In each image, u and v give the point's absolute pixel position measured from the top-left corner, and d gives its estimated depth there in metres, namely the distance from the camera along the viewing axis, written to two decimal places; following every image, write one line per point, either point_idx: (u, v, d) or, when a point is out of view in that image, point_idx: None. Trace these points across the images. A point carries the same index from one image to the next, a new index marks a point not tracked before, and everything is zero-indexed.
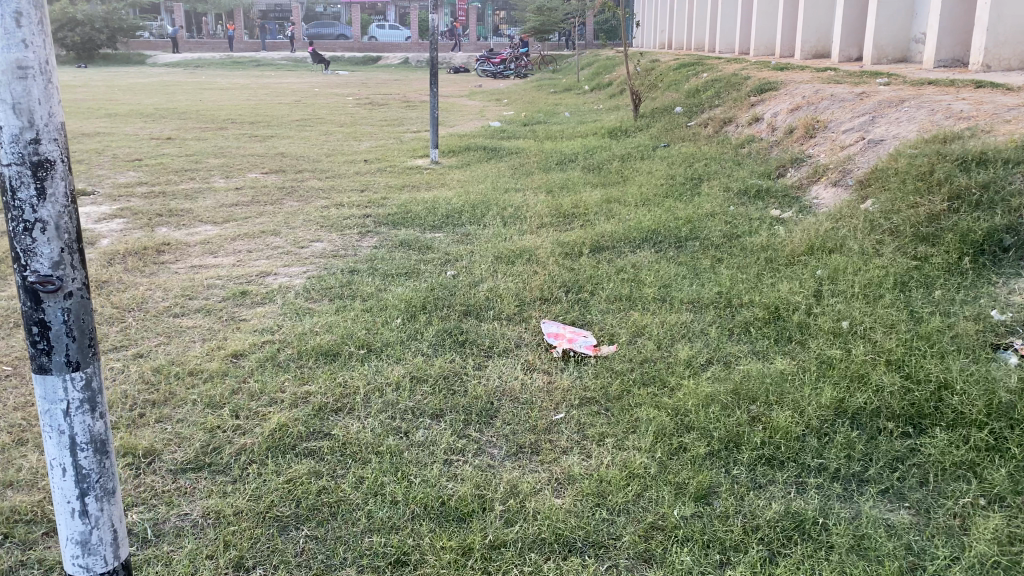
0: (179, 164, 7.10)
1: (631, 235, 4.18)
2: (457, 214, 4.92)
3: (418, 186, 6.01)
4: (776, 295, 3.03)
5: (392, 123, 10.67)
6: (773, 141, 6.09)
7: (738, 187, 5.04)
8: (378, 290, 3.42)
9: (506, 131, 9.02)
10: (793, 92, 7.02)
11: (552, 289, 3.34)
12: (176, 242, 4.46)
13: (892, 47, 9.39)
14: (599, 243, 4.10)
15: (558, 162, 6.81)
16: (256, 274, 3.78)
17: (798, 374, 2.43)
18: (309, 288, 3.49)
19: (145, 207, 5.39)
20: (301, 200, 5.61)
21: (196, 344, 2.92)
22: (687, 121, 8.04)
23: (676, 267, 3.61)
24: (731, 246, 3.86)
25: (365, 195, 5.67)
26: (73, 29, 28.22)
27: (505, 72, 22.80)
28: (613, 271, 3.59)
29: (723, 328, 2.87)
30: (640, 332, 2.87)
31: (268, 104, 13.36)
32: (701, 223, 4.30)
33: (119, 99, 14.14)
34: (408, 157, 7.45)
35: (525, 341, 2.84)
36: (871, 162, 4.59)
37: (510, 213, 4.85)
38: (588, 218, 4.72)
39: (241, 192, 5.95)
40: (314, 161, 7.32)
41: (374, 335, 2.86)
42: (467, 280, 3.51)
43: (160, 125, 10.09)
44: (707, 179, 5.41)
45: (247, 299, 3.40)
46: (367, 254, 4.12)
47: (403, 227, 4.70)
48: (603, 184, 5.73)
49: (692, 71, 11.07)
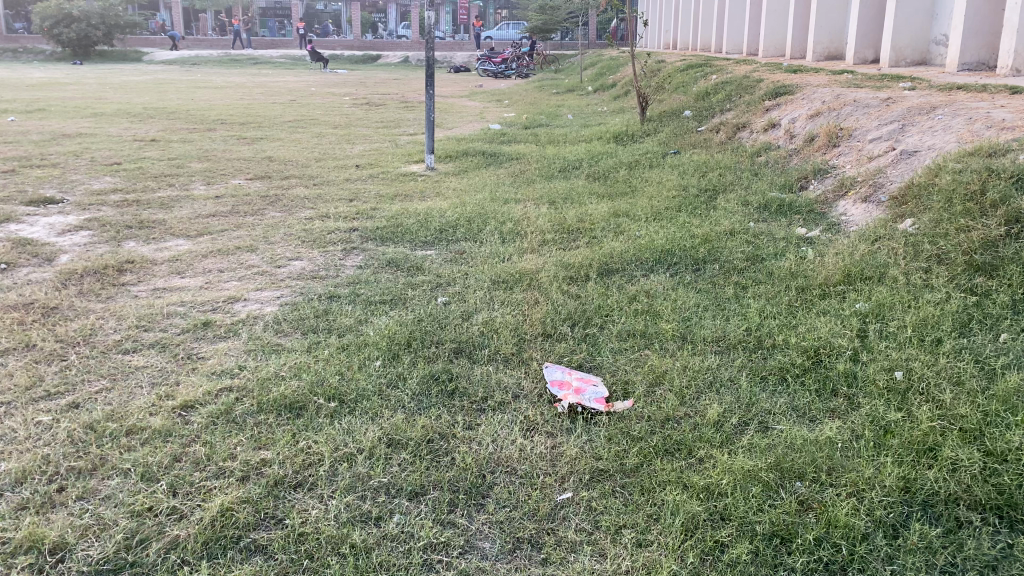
0: (160, 168, 6.71)
1: (643, 256, 3.78)
2: (450, 228, 4.51)
3: (411, 195, 5.62)
4: (814, 336, 2.64)
5: (389, 124, 10.28)
6: (792, 149, 5.69)
7: (757, 201, 4.64)
8: (358, 322, 3.01)
9: (506, 135, 8.63)
10: (811, 97, 6.61)
11: (556, 322, 2.94)
12: (142, 259, 4.06)
13: (911, 50, 9.00)
14: (607, 264, 3.70)
15: (561, 169, 6.40)
16: (225, 300, 3.38)
17: (850, 441, 2.03)
18: (280, 319, 3.08)
19: (115, 218, 4.99)
20: (285, 210, 5.21)
21: (143, 390, 2.51)
22: (697, 126, 7.64)
23: (695, 295, 3.22)
24: (757, 271, 3.46)
25: (353, 206, 5.27)
26: (69, 26, 27.99)
27: (506, 72, 22.42)
28: (624, 300, 3.19)
29: (755, 376, 2.48)
30: (658, 380, 2.47)
31: (261, 104, 12.99)
32: (719, 242, 3.90)
33: (107, 97, 13.81)
34: (402, 162, 7.06)
35: (524, 389, 2.44)
36: (905, 176, 4.18)
37: (508, 228, 4.45)
38: (593, 234, 4.33)
39: (221, 200, 5.55)
40: (302, 166, 6.92)
41: (348, 382, 2.45)
42: (459, 310, 3.11)
43: (146, 126, 9.72)
44: (723, 191, 5.01)
45: (209, 332, 3.00)
46: (350, 275, 3.72)
47: (391, 243, 4.30)
48: (610, 196, 5.33)
49: (700, 72, 10.67)
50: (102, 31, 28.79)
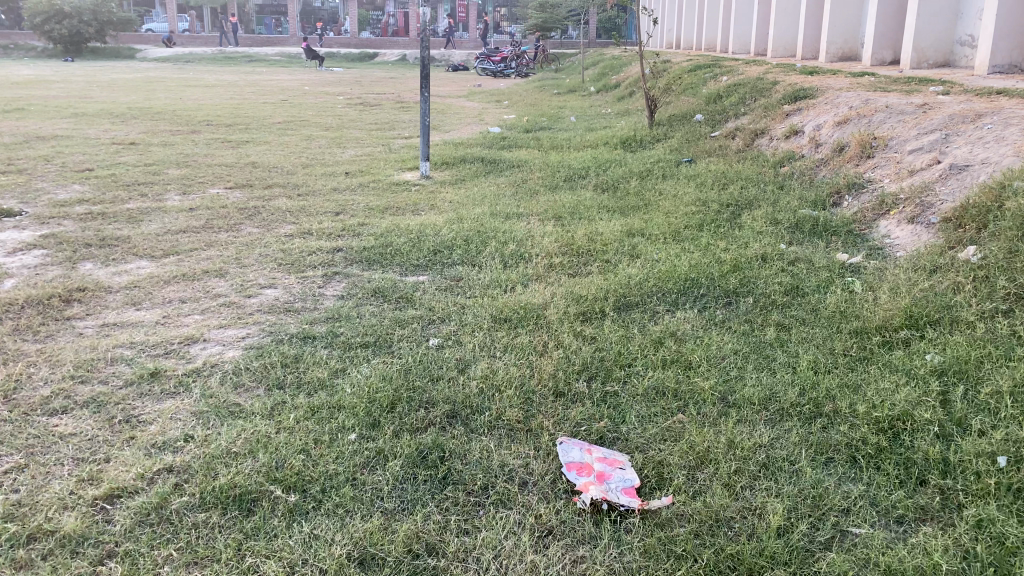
0: (134, 175, 6.23)
1: (665, 287, 3.31)
2: (446, 249, 4.03)
3: (404, 208, 5.13)
4: (887, 401, 2.17)
5: (383, 127, 9.81)
6: (819, 159, 5.22)
7: (787, 219, 4.17)
8: (334, 374, 2.53)
9: (506, 139, 8.16)
10: (835, 101, 6.14)
11: (569, 376, 2.47)
12: (96, 285, 3.58)
13: (934, 51, 8.54)
14: (625, 294, 3.23)
15: (566, 179, 5.92)
16: (181, 340, 2.90)
17: (960, 564, 1.58)
18: (242, 370, 2.60)
19: (75, 234, 4.51)
20: (263, 225, 4.72)
21: (63, 470, 2.03)
22: (710, 131, 7.18)
23: (731, 339, 2.76)
24: (800, 309, 3.00)
25: (339, 221, 4.79)
26: (61, 22, 27.52)
27: (505, 71, 21.93)
28: (649, 344, 2.72)
29: (819, 458, 2.02)
30: (700, 460, 2.00)
31: (250, 103, 12.52)
32: (752, 270, 3.42)
33: (91, 96, 13.35)
34: (395, 169, 6.59)
35: (533, 473, 1.97)
36: (958, 195, 3.71)
37: (510, 250, 3.97)
38: (606, 256, 3.86)
39: (195, 213, 5.06)
40: (287, 173, 6.44)
41: (316, 465, 1.98)
42: (454, 358, 2.63)
43: (127, 127, 9.24)
44: (747, 207, 4.55)
45: (157, 386, 2.51)
46: (329, 308, 3.24)
47: (378, 267, 3.82)
48: (621, 211, 4.85)
49: (709, 74, 10.19)
50: (94, 28, 28.27)
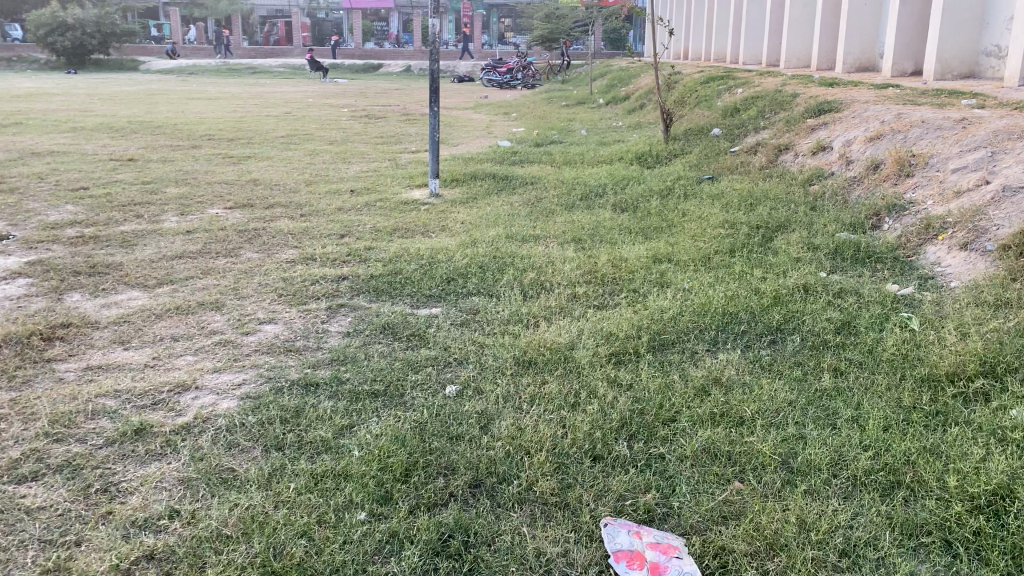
0: (130, 195, 5.97)
1: (701, 322, 3.02)
2: (459, 277, 3.75)
3: (413, 230, 4.86)
4: (980, 472, 1.88)
5: (389, 141, 9.56)
6: (851, 177, 4.94)
7: (826, 244, 3.88)
8: (341, 432, 2.25)
9: (516, 153, 7.90)
10: (863, 116, 5.86)
11: (606, 434, 2.18)
12: (81, 319, 3.31)
13: (958, 62, 8.27)
14: (659, 329, 2.96)
15: (582, 198, 5.65)
16: (170, 388, 2.62)
17: None
18: (236, 426, 2.32)
19: (64, 260, 4.24)
20: (264, 250, 4.45)
21: (28, 558, 1.76)
22: (729, 146, 6.91)
23: (784, 387, 2.48)
24: (854, 350, 2.71)
25: (344, 244, 4.51)
26: (64, 34, 27.42)
27: (511, 82, 21.71)
28: (693, 393, 2.44)
29: (909, 543, 1.73)
30: (769, 547, 1.72)
31: (254, 116, 12.29)
32: (795, 304, 3.14)
33: (92, 110, 13.15)
34: (403, 187, 6.32)
35: (575, 565, 1.69)
36: (1015, 220, 3.42)
37: (529, 278, 3.68)
38: (633, 285, 3.57)
39: (192, 236, 4.79)
40: (291, 191, 6.17)
41: (321, 556, 1.70)
42: (475, 409, 2.35)
43: (127, 143, 8.99)
44: (779, 231, 4.27)
45: (141, 445, 2.23)
46: (334, 348, 2.96)
47: (387, 298, 3.54)
48: (644, 233, 4.57)
49: (723, 86, 9.92)
50: (98, 40, 28.16)
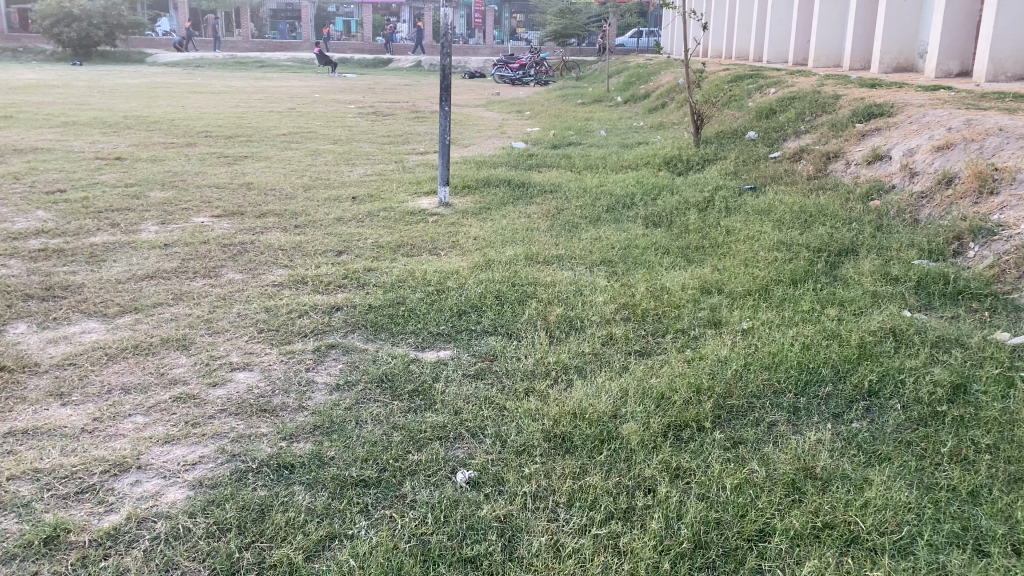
0: (109, 200, 5.42)
1: (773, 383, 2.45)
2: (472, 311, 3.17)
3: (419, 247, 4.28)
4: None
5: (395, 140, 9.00)
6: (919, 192, 4.34)
7: (906, 275, 3.30)
8: (319, 552, 1.69)
9: (533, 156, 7.32)
10: (924, 122, 5.26)
11: (678, 565, 1.62)
12: (16, 361, 2.73)
13: (1013, 62, 7.66)
14: (723, 391, 2.39)
15: (608, 209, 5.07)
16: (104, 468, 2.04)
17: None
18: (180, 535, 1.75)
19: (18, 280, 3.67)
20: (248, 269, 3.88)
21: None
22: (767, 151, 6.31)
23: (900, 483, 1.91)
24: (978, 428, 2.14)
25: (340, 264, 3.94)
26: (70, 24, 26.91)
27: (524, 79, 21.13)
28: (783, 495, 1.87)
29: None
30: None
31: (256, 112, 11.75)
32: (888, 358, 2.56)
33: (89, 103, 12.66)
34: (409, 194, 5.76)
35: None
36: None
37: (557, 313, 3.10)
38: (681, 324, 3.00)
39: (170, 251, 4.22)
40: (286, 197, 5.61)
41: None
42: (499, 515, 1.79)
43: (118, 139, 8.44)
44: (845, 258, 3.68)
45: (48, 565, 1.66)
46: (319, 409, 2.38)
47: (386, 337, 2.96)
48: (684, 254, 3.99)
49: (753, 86, 9.30)
50: (104, 31, 27.67)
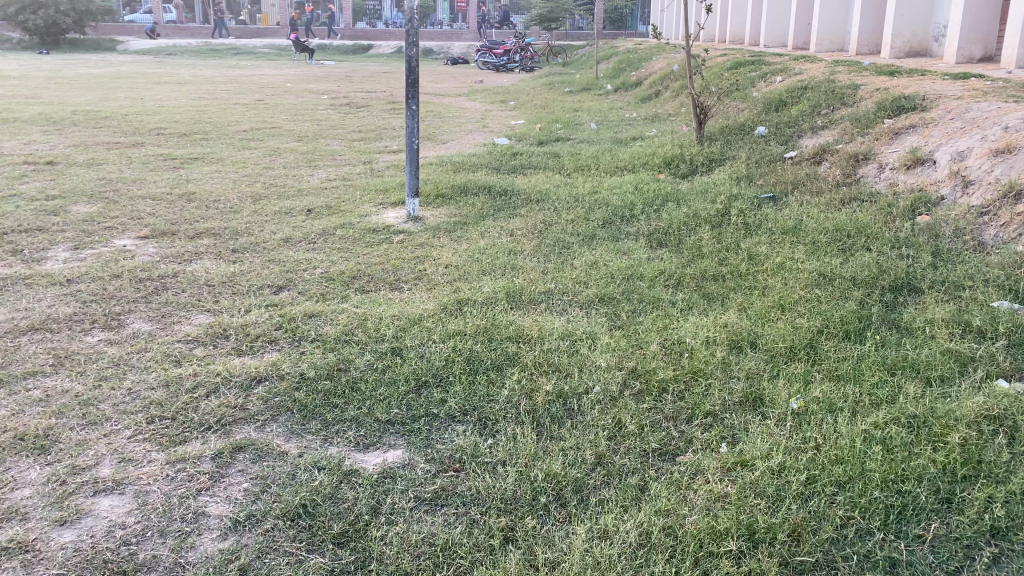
0: (19, 217, 4.63)
1: (855, 518, 1.73)
2: (436, 384, 2.41)
3: (378, 280, 3.52)
4: None
5: (367, 136, 8.21)
6: (979, 206, 3.60)
7: (993, 328, 2.57)
8: None
9: (517, 154, 6.56)
10: (971, 118, 4.51)
11: None
12: None
13: None
14: (787, 538, 1.67)
15: (604, 223, 4.32)
16: None
17: None
18: None
19: None
20: (161, 316, 3.11)
21: None
22: (781, 150, 5.57)
23: None
24: None
25: (276, 306, 3.18)
26: (36, 11, 25.78)
27: (510, 65, 20.26)
28: None
29: None
30: None
31: (220, 104, 10.90)
32: (1008, 472, 1.84)
33: (42, 95, 11.78)
34: (374, 204, 4.99)
35: None
36: None
37: (548, 387, 2.35)
38: (712, 404, 2.25)
39: (71, 288, 3.45)
40: (231, 211, 4.83)
41: None
42: None
43: (57, 139, 7.61)
44: (905, 299, 2.95)
45: None
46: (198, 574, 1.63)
47: (316, 429, 2.20)
48: (701, 288, 3.25)
49: (757, 73, 8.54)
50: (73, 18, 26.51)
